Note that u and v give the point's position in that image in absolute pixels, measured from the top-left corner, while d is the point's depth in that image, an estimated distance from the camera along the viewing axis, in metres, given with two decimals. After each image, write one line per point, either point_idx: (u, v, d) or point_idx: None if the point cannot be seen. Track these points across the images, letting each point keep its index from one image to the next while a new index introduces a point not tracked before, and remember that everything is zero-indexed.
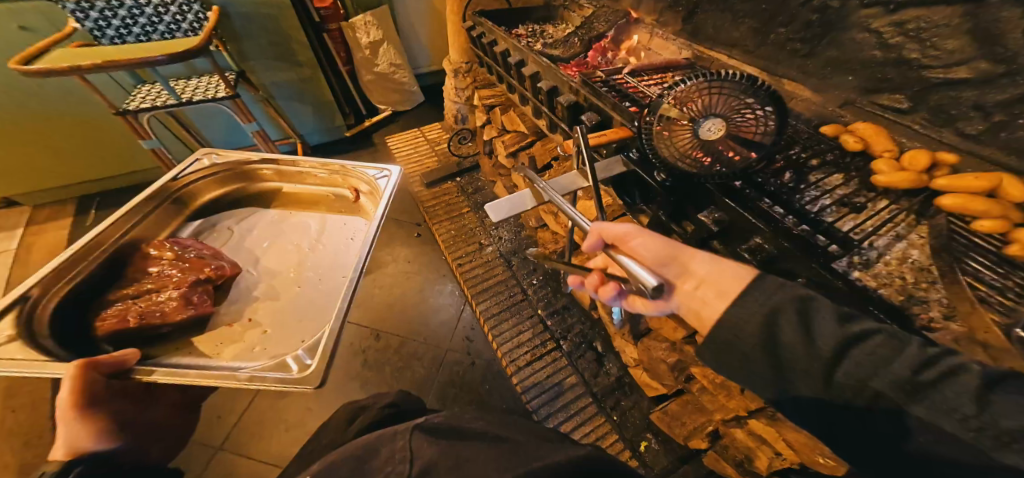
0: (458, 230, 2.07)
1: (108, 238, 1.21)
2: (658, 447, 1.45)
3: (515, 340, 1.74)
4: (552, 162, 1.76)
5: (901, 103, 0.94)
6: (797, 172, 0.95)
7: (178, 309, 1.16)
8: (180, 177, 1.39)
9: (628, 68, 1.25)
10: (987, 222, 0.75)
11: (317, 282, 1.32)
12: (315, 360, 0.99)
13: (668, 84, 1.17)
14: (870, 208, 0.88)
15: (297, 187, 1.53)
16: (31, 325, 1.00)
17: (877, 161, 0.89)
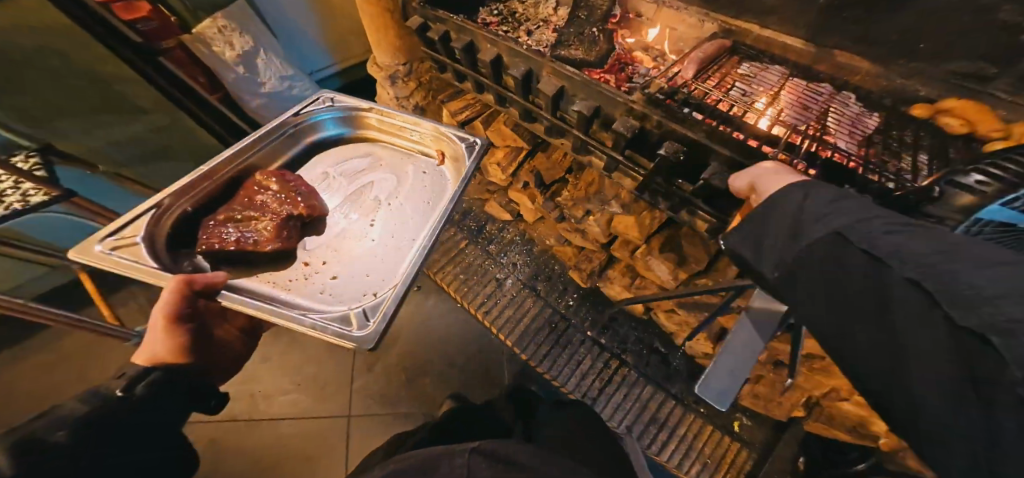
0: (466, 270, 1.55)
1: (221, 167, 1.05)
2: (751, 422, 1.25)
3: (577, 374, 1.30)
4: (566, 175, 1.38)
5: (985, 70, 0.84)
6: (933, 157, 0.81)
7: (270, 242, 0.99)
8: (299, 115, 1.16)
9: (687, 72, 1.02)
10: None
11: (387, 239, 1.04)
12: (374, 325, 0.80)
13: (738, 90, 0.98)
14: None
15: (393, 142, 1.21)
16: (151, 226, 0.93)
17: (993, 145, 0.81)
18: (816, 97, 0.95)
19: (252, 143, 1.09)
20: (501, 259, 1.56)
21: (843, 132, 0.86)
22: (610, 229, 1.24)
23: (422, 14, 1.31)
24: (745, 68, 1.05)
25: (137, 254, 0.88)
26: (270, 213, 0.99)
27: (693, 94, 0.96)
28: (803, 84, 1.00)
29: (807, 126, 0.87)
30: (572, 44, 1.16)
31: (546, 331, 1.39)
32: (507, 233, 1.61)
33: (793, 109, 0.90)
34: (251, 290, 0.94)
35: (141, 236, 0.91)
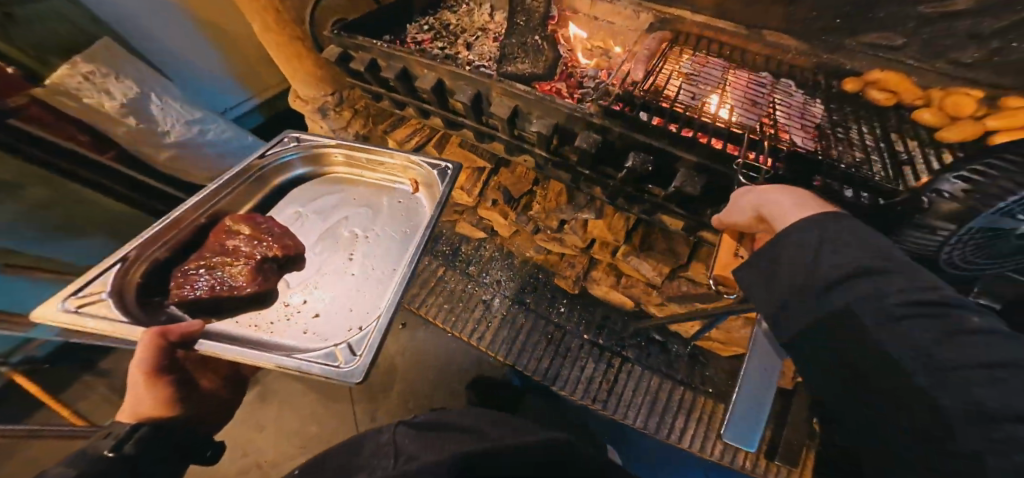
0: (450, 299, 1.49)
1: (192, 210, 0.94)
2: None
3: (583, 378, 1.27)
4: (534, 189, 1.34)
5: (893, 40, 0.97)
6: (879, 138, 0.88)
7: (248, 285, 0.88)
8: (264, 158, 1.05)
9: (637, 75, 1.01)
10: None
11: (368, 270, 0.95)
12: (362, 357, 0.73)
13: (690, 91, 0.96)
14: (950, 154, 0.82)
15: (364, 178, 1.11)
16: (118, 278, 0.81)
17: (918, 110, 0.89)
18: (761, 89, 0.97)
19: (218, 190, 0.98)
20: (482, 279, 1.50)
21: (795, 127, 0.87)
22: (587, 233, 1.22)
23: (341, 42, 1.21)
24: (688, 67, 1.03)
25: (105, 312, 0.77)
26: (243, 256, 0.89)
27: (646, 97, 0.93)
28: (752, 77, 1.01)
29: (761, 125, 0.86)
30: (518, 56, 1.11)
31: (543, 343, 1.35)
32: (485, 250, 1.55)
33: (743, 107, 0.90)
34: (228, 336, 0.83)
35: (108, 290, 0.79)
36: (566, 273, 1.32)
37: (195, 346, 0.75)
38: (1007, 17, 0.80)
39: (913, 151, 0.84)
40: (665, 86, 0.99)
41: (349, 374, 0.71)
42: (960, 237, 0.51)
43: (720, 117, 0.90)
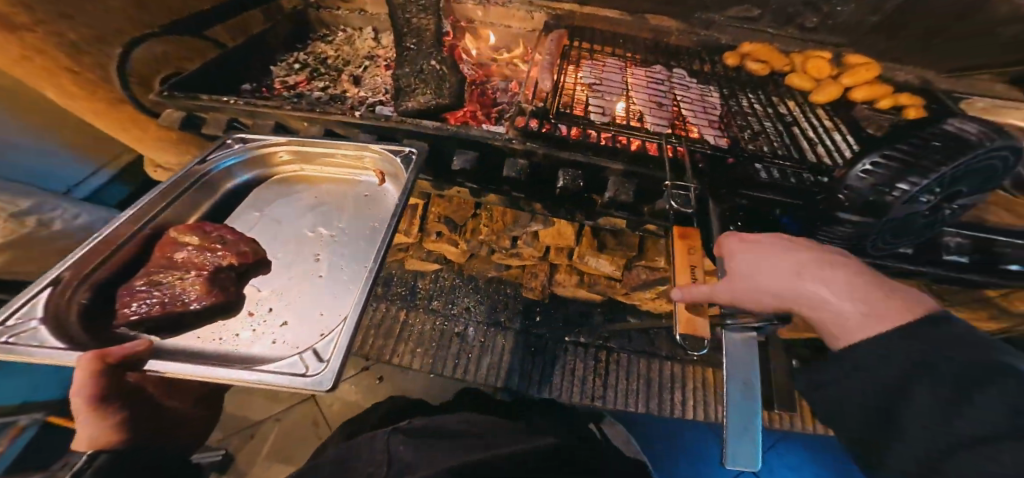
0: (423, 344, 1.34)
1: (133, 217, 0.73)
2: None
3: (579, 381, 1.29)
4: (478, 213, 1.26)
5: (751, 12, 1.17)
6: (771, 111, 1.00)
7: (202, 299, 0.69)
8: (207, 163, 0.83)
9: (546, 83, 0.95)
10: (885, 102, 1.00)
11: (340, 270, 0.78)
12: (334, 361, 0.57)
13: (602, 98, 0.95)
14: (826, 116, 1.00)
15: (319, 173, 0.91)
16: (53, 305, 0.60)
17: (790, 76, 1.08)
18: (660, 85, 1.01)
19: (159, 197, 0.77)
20: (450, 311, 1.40)
21: (702, 123, 0.92)
22: (541, 242, 1.21)
23: (177, 105, 0.95)
24: (588, 72, 1.02)
25: (39, 343, 0.56)
26: (193, 266, 0.71)
27: (566, 109, 0.90)
28: (657, 71, 1.07)
29: (672, 126, 0.89)
30: (417, 87, 0.97)
31: (527, 357, 1.33)
32: (444, 280, 1.45)
33: (651, 111, 0.92)
34: (181, 352, 0.66)
35: (41, 315, 0.58)
36: (532, 284, 1.32)
37: (145, 367, 0.58)
38: None
39: (795, 112, 1.00)
40: (574, 94, 0.96)
41: (317, 381, 0.56)
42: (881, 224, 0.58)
43: (630, 119, 0.90)
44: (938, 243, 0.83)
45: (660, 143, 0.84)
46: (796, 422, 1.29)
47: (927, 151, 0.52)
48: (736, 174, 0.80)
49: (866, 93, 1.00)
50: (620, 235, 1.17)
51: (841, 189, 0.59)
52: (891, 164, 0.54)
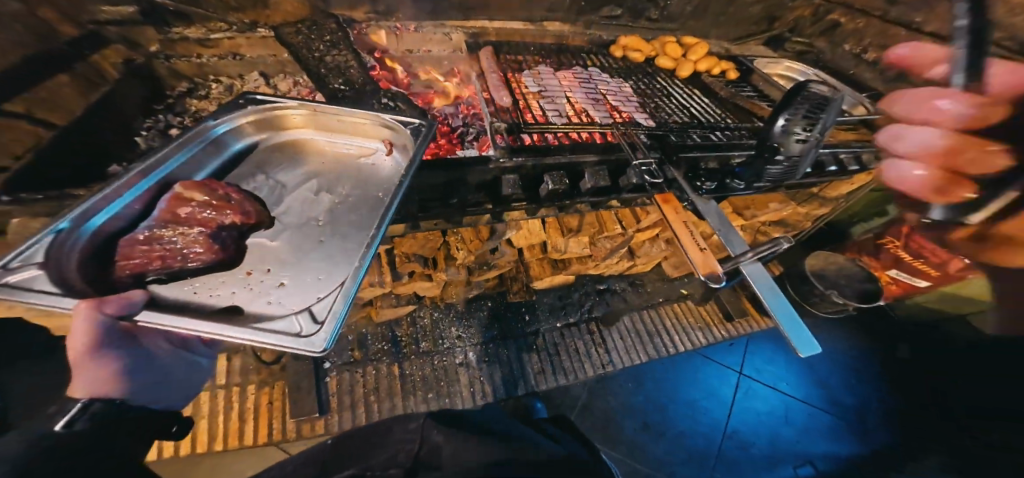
0: (430, 385, 1.99)
1: (136, 179, 1.03)
2: (634, 290, 2.43)
3: (582, 356, 2.21)
4: (449, 241, 1.77)
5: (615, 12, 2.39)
6: (657, 97, 1.95)
7: (201, 250, 1.01)
8: (211, 125, 1.20)
9: (503, 99, 1.59)
10: (705, 65, 2.15)
11: (337, 235, 1.13)
12: (326, 326, 0.80)
13: (556, 78, 1.87)
14: (687, 97, 2.02)
15: (326, 135, 1.36)
16: (48, 254, 0.84)
17: (656, 58, 2.21)
18: (588, 83, 1.90)
19: (171, 150, 1.11)
20: (444, 345, 2.08)
21: (624, 108, 1.77)
22: (514, 248, 1.81)
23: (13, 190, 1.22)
24: (532, 77, 1.85)
25: (38, 285, 0.80)
26: (199, 224, 1.01)
27: (525, 121, 1.53)
28: (566, 75, 1.94)
29: (594, 116, 1.68)
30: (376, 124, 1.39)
31: (530, 354, 2.15)
32: (423, 317, 2.12)
33: (590, 106, 1.73)
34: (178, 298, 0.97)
35: (38, 261, 0.83)
36: (515, 286, 2.07)
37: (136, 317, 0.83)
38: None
39: (667, 88, 2.06)
40: (537, 102, 1.68)
41: (314, 335, 0.79)
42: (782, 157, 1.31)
43: (581, 113, 1.68)
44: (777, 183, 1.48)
45: (604, 132, 1.58)
46: (712, 332, 2.45)
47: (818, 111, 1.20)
48: (671, 146, 1.50)
49: (706, 62, 2.16)
50: (570, 226, 1.87)
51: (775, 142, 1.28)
52: (801, 123, 1.22)
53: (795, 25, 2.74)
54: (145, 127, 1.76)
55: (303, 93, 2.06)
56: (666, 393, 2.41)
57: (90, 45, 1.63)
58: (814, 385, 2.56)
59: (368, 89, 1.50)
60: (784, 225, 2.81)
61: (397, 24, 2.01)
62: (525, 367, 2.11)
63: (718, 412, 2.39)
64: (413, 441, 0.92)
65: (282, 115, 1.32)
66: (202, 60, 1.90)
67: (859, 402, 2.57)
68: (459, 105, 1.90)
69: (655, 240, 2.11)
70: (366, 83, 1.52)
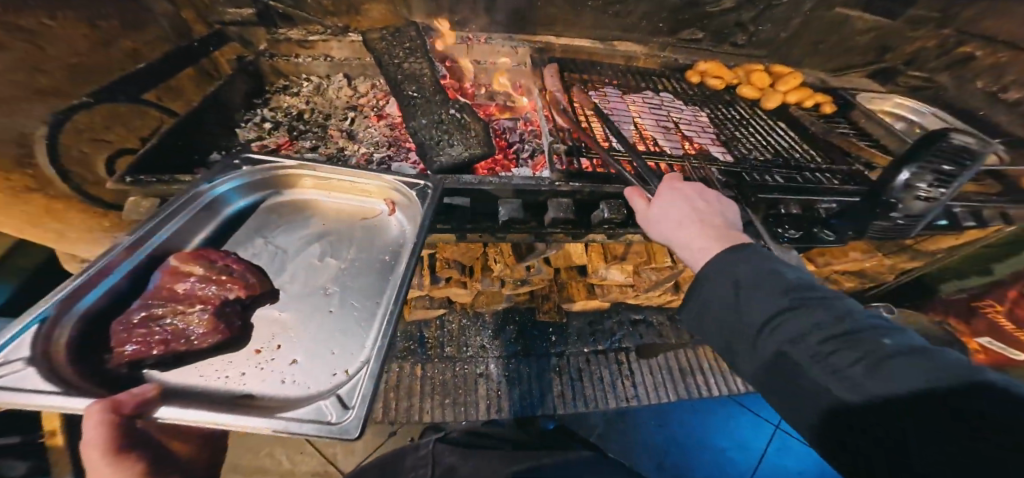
0: (450, 390, 2.06)
1: (125, 257, 1.06)
2: (668, 323, 2.39)
3: (610, 387, 2.18)
4: (486, 255, 1.91)
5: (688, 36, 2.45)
6: (727, 128, 2.03)
7: (205, 334, 1.05)
8: (208, 190, 1.29)
9: (556, 118, 1.73)
10: (794, 97, 2.24)
11: (346, 305, 1.19)
12: (355, 410, 0.86)
13: (630, 104, 2.03)
14: (762, 129, 2.08)
15: (328, 195, 1.47)
16: (35, 348, 0.84)
17: (735, 88, 2.31)
18: (659, 111, 2.03)
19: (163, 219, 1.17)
20: (467, 352, 2.15)
21: (693, 138, 1.87)
22: (550, 267, 1.93)
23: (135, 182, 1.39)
24: (605, 100, 2.01)
25: (28, 382, 0.79)
26: (200, 301, 1.08)
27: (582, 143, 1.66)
28: (635, 99, 2.09)
29: (661, 142, 1.81)
30: (446, 135, 1.63)
31: (553, 377, 2.15)
32: (452, 322, 2.21)
33: (662, 133, 1.86)
34: (187, 392, 0.97)
35: (23, 355, 0.82)
36: (545, 305, 2.15)
37: (156, 417, 0.85)
38: (721, 14, 2.35)
39: (742, 119, 2.14)
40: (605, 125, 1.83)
41: (342, 423, 0.84)
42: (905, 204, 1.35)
43: (651, 139, 1.81)
44: (903, 228, 1.49)
45: (675, 162, 1.65)
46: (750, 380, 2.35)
47: (950, 167, 1.25)
48: (750, 186, 1.54)
49: (797, 95, 2.23)
50: (615, 254, 1.91)
51: (895, 195, 1.35)
52: (927, 178, 1.28)
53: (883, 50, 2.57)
54: (244, 121, 2.01)
55: (378, 96, 2.29)
56: (692, 432, 2.41)
57: (215, 42, 2.05)
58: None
59: (436, 97, 1.76)
60: (864, 276, 2.53)
61: (469, 36, 2.26)
62: (546, 388, 2.12)
63: (745, 463, 2.33)
64: (425, 465, 1.35)
65: (286, 176, 1.43)
66: (299, 59, 2.19)
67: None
68: (519, 121, 2.12)
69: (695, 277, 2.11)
70: (436, 93, 1.77)
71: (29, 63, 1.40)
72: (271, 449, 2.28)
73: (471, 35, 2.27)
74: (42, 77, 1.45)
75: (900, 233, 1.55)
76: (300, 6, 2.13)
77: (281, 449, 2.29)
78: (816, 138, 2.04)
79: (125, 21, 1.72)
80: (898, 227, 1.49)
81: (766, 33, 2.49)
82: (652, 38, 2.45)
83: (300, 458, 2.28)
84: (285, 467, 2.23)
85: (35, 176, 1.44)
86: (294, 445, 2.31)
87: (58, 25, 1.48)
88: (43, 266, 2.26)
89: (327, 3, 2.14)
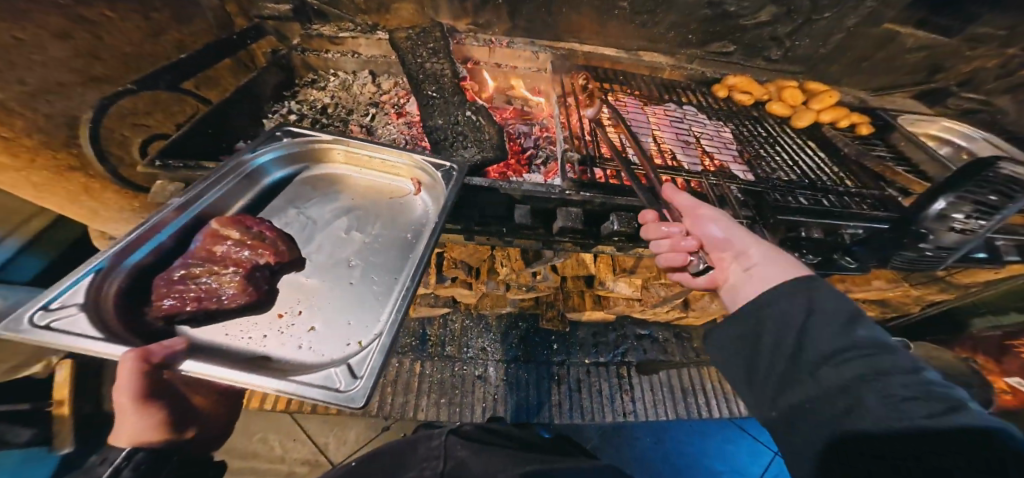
0: (446, 389, 2.12)
1: (172, 218, 1.17)
2: (673, 339, 2.35)
3: (608, 399, 2.19)
4: (493, 257, 1.95)
5: (716, 50, 2.39)
6: (749, 145, 1.97)
7: (237, 295, 1.14)
8: (251, 158, 1.39)
9: (568, 132, 1.75)
10: (828, 115, 2.13)
11: (366, 278, 1.26)
12: (363, 380, 0.90)
13: (648, 114, 2.01)
14: (789, 148, 2.01)
15: (359, 172, 1.55)
16: (87, 296, 0.94)
17: (765, 104, 2.24)
18: (680, 123, 2.00)
19: (209, 185, 1.28)
20: (467, 353, 2.20)
21: (712, 155, 1.83)
22: (557, 275, 1.92)
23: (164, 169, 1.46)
24: (624, 110, 1.99)
25: (78, 326, 0.89)
26: (234, 263, 1.16)
27: (596, 154, 1.67)
28: (655, 110, 2.06)
29: (678, 156, 1.78)
30: (462, 138, 1.66)
31: (552, 385, 2.17)
32: (454, 322, 2.25)
33: (680, 147, 1.83)
34: (214, 348, 1.06)
35: (77, 302, 0.92)
36: (549, 312, 2.12)
37: (184, 370, 0.90)
38: (753, 29, 2.27)
39: (769, 135, 2.07)
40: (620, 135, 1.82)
41: (349, 392, 0.88)
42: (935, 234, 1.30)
43: (666, 153, 1.79)
44: (930, 261, 1.43)
45: (691, 178, 1.64)
46: None
47: (996, 199, 1.17)
48: (770, 204, 1.48)
49: (831, 114, 2.13)
50: (625, 266, 1.92)
51: (926, 225, 1.29)
52: (966, 208, 1.20)
53: (930, 72, 2.43)
54: (271, 112, 2.10)
55: (400, 94, 2.37)
56: (689, 454, 2.37)
57: (254, 36, 2.12)
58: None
59: (454, 99, 1.79)
60: (887, 306, 2.43)
61: (493, 38, 2.30)
62: (544, 396, 2.15)
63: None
64: (437, 458, 1.09)
65: (324, 151, 1.52)
66: (329, 55, 2.30)
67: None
68: (534, 127, 2.18)
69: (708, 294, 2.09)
70: (454, 94, 1.81)
71: (87, 51, 1.57)
72: (264, 435, 2.39)
73: (493, 38, 2.31)
74: (98, 64, 1.61)
75: (924, 266, 1.50)
76: (334, 3, 2.22)
77: (274, 435, 2.39)
78: (846, 159, 1.95)
79: (175, 13, 1.90)
80: (929, 260, 1.43)
81: (802, 50, 2.38)
82: (681, 49, 2.39)
83: (293, 446, 2.38)
84: (276, 453, 2.34)
85: (78, 155, 1.59)
86: (287, 431, 2.41)
87: (117, 17, 1.67)
88: (82, 239, 2.49)
89: (359, 2, 2.21)
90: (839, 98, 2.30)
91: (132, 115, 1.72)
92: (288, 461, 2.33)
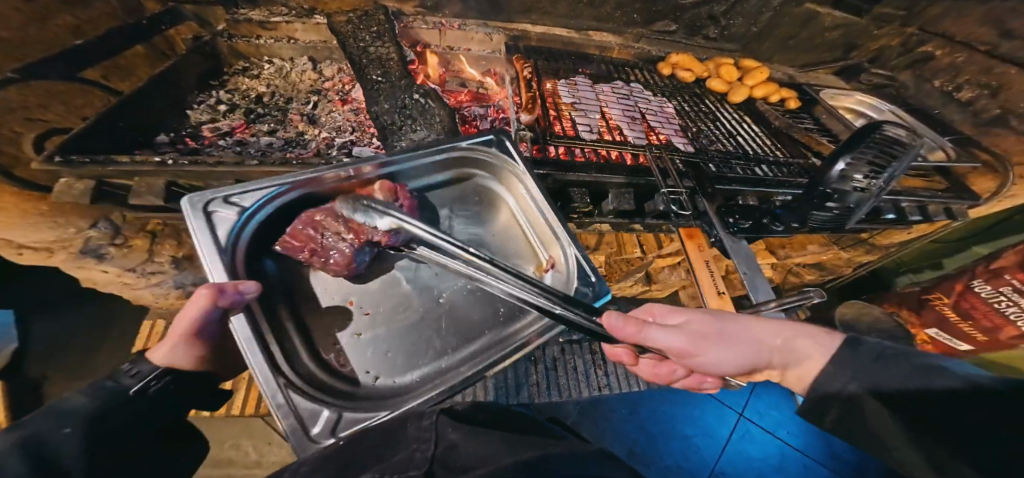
0: None
1: (349, 175, 1.24)
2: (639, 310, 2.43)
3: (586, 375, 2.23)
4: None
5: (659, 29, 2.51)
6: (690, 118, 2.08)
7: (340, 263, 1.12)
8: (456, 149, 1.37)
9: (517, 112, 1.74)
10: (761, 91, 2.29)
11: (439, 320, 1.22)
12: (331, 439, 0.92)
13: (595, 93, 2.06)
14: (725, 121, 2.14)
15: (519, 216, 1.43)
16: (254, 206, 1.10)
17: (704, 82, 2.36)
18: (624, 100, 2.06)
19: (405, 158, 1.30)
20: None
21: (656, 130, 1.91)
22: None
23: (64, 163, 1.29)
24: (567, 89, 2.02)
25: (219, 227, 1.04)
26: (356, 235, 1.13)
27: (547, 132, 1.68)
28: (604, 88, 2.10)
29: (621, 133, 1.84)
30: (410, 121, 1.61)
31: (531, 365, 2.19)
32: None
33: (626, 123, 1.89)
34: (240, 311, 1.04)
35: (243, 207, 1.08)
36: None
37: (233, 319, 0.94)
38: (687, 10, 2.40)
39: (710, 110, 2.20)
40: (566, 114, 1.85)
41: (312, 438, 0.91)
42: (835, 192, 1.31)
43: (613, 130, 1.84)
44: (840, 221, 1.50)
45: (637, 152, 1.70)
46: None
47: (884, 157, 1.22)
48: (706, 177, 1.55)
49: (764, 90, 2.28)
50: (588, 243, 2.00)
51: (832, 186, 1.29)
52: (863, 168, 1.24)
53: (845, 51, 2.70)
54: (196, 102, 1.95)
55: (344, 81, 2.26)
56: (667, 423, 2.47)
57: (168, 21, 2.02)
58: (816, 436, 2.58)
59: (400, 83, 1.73)
60: (824, 267, 2.68)
61: (443, 21, 2.26)
62: (524, 377, 2.15)
63: (710, 451, 2.43)
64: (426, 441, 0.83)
65: (510, 177, 1.43)
66: (260, 41, 2.18)
67: (859, 457, 2.56)
68: (489, 108, 2.16)
69: (675, 267, 2.20)
70: (402, 78, 1.75)
71: None
72: (236, 440, 2.19)
73: (444, 21, 2.27)
74: None
75: (833, 227, 1.59)
76: None
77: (247, 440, 2.20)
78: (777, 130, 2.11)
79: None
80: (837, 223, 1.52)
81: (736, 28, 2.56)
82: (627, 29, 2.48)
83: (265, 452, 2.20)
84: (253, 458, 2.17)
85: None
86: (261, 436, 2.22)
87: None
88: None
89: None
90: (771, 74, 2.47)
91: (23, 108, 1.51)
92: (267, 465, 2.17)
